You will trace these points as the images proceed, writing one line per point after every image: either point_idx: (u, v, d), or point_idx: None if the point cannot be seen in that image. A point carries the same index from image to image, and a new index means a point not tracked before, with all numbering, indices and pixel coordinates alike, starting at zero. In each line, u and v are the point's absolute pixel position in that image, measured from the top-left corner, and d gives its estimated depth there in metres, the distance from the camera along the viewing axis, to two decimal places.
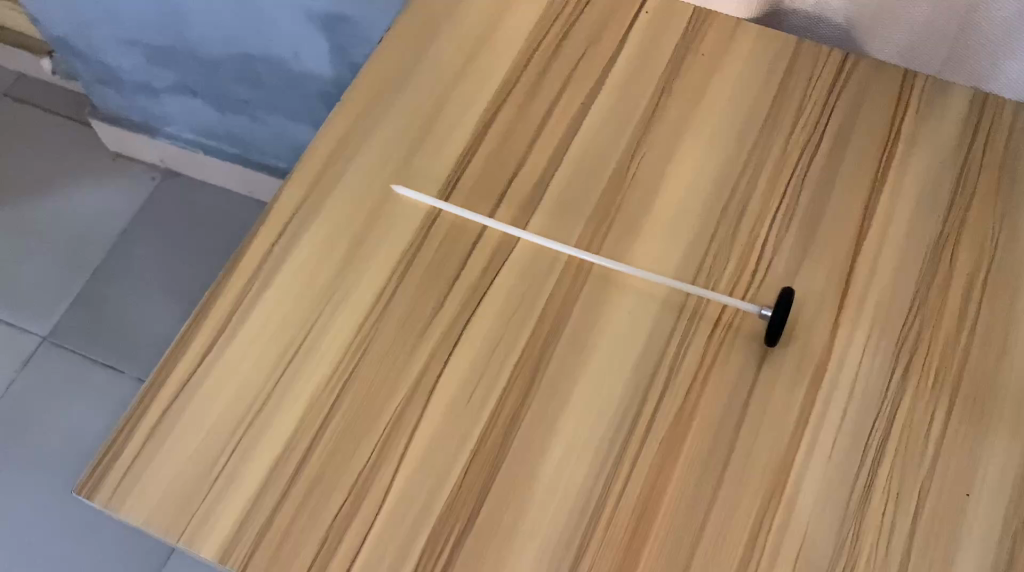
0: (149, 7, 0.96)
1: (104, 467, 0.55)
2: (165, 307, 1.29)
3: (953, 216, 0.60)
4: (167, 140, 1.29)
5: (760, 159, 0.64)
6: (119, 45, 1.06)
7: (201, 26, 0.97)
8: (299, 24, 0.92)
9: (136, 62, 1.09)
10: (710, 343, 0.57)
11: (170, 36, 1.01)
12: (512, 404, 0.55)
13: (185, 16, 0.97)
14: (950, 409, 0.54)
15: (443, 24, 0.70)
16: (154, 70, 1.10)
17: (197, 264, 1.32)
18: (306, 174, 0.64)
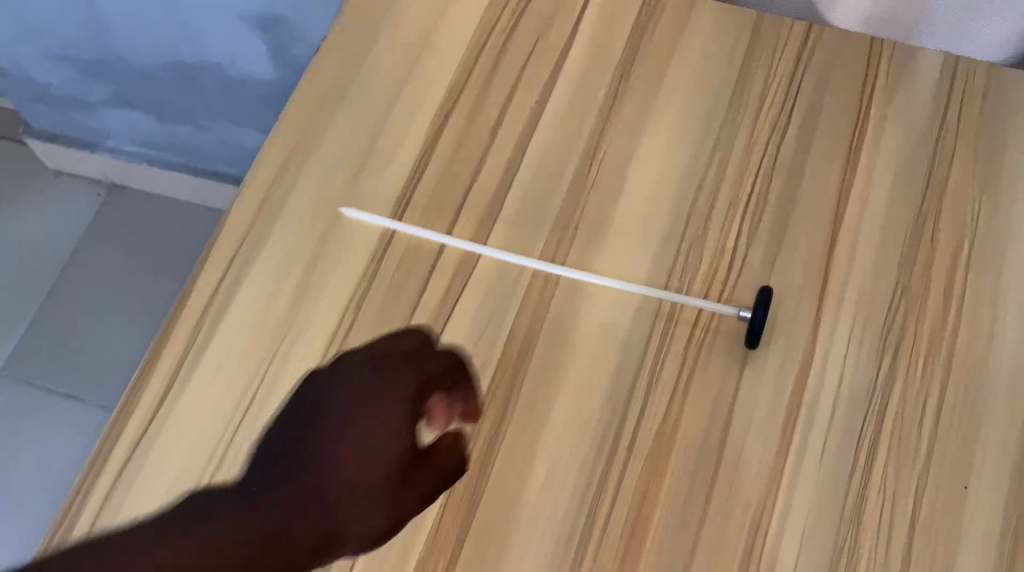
0: (71, 17, 0.99)
1: (54, 540, 0.52)
2: (130, 331, 1.27)
3: (933, 190, 0.58)
4: (108, 154, 1.29)
5: (726, 148, 0.61)
6: (49, 61, 1.08)
7: (132, 35, 1.00)
8: (232, 25, 0.95)
9: (69, 77, 1.11)
10: (690, 348, 0.55)
11: (101, 47, 1.03)
12: (487, 435, 0.53)
13: (114, 25, 0.99)
14: (941, 398, 0.51)
15: (383, 40, 0.68)
16: (86, 84, 1.12)
17: (157, 283, 1.30)
18: (249, 207, 0.62)
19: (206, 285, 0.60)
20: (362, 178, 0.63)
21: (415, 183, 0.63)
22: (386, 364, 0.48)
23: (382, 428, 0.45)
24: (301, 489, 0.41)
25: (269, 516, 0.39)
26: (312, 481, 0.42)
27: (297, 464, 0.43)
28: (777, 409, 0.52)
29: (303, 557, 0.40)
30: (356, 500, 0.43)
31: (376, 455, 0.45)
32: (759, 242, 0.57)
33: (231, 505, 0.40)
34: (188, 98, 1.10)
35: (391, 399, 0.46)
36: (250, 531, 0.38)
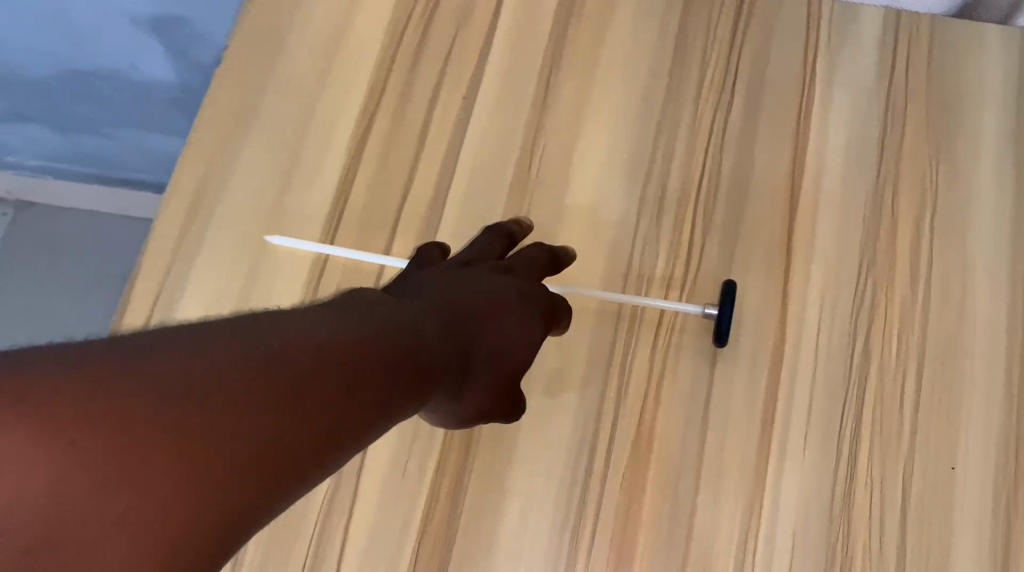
0: None
1: None
2: (74, 310, 1.01)
3: (888, 156, 0.55)
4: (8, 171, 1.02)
5: (670, 129, 0.58)
6: None
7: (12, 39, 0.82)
8: (123, 26, 0.81)
9: None
10: (657, 350, 0.52)
11: None
12: (454, 469, 0.50)
13: None
14: (920, 376, 0.49)
15: (291, 42, 0.63)
16: None
17: (56, 298, 1.01)
18: (166, 245, 0.57)
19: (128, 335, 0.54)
20: (286, 199, 0.58)
21: (345, 199, 0.58)
22: (509, 276, 0.46)
23: (534, 301, 0.45)
24: (439, 348, 0.34)
25: (428, 343, 0.33)
26: (445, 327, 0.36)
27: (443, 300, 0.38)
28: (753, 404, 0.49)
29: (385, 383, 0.29)
30: (480, 347, 0.39)
31: (532, 333, 0.43)
32: (716, 228, 0.54)
33: (375, 316, 0.32)
34: (82, 123, 0.94)
35: (529, 296, 0.44)
36: (387, 348, 0.30)
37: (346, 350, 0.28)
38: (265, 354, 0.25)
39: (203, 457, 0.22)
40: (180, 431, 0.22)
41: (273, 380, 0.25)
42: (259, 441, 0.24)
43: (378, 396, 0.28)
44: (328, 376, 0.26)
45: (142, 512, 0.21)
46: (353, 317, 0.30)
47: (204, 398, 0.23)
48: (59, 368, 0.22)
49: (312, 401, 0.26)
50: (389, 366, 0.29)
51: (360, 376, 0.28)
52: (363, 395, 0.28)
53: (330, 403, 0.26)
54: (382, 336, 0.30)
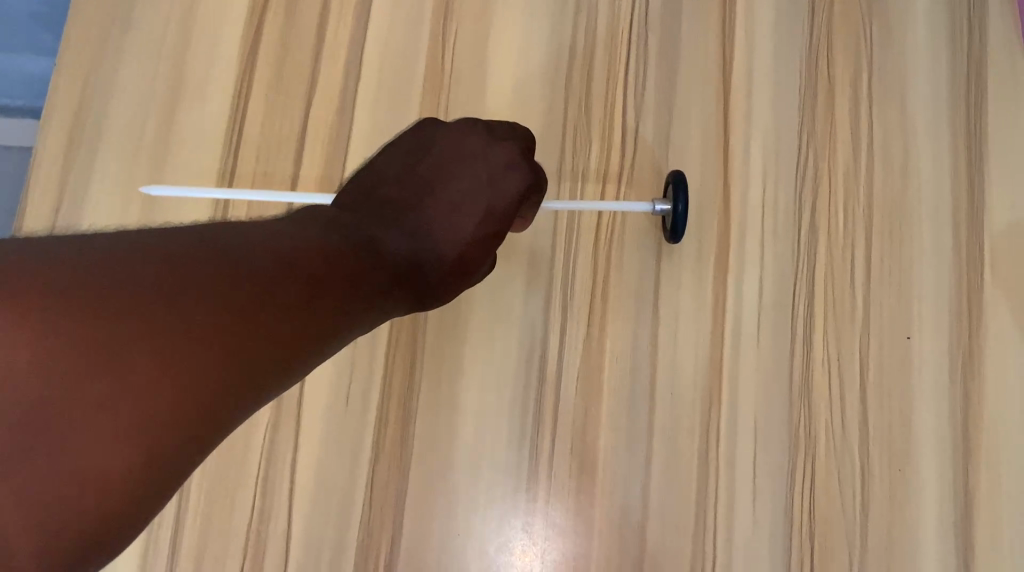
0: None
1: None
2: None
3: (820, 14, 0.52)
4: None
5: (590, 7, 0.53)
6: None
7: None
8: None
9: None
10: (600, 247, 0.49)
11: None
12: (399, 394, 0.47)
13: None
14: (869, 245, 0.47)
15: None
16: None
17: None
18: (46, 186, 0.51)
19: None
20: (174, 126, 0.52)
21: (240, 117, 0.52)
22: (493, 135, 0.41)
23: (506, 183, 0.39)
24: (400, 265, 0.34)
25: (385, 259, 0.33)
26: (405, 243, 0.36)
27: (398, 210, 0.37)
28: (703, 295, 0.47)
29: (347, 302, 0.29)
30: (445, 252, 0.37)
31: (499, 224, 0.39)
32: (649, 110, 0.51)
33: (334, 233, 0.31)
34: None
35: (502, 178, 0.40)
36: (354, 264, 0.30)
37: (310, 262, 0.28)
38: (234, 263, 0.25)
39: (179, 352, 0.22)
40: (163, 324, 0.22)
41: (244, 289, 0.25)
42: (234, 343, 0.24)
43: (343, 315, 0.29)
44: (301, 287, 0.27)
45: (118, 401, 0.21)
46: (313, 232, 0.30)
47: (178, 303, 0.23)
48: (32, 258, 0.22)
49: (280, 313, 0.25)
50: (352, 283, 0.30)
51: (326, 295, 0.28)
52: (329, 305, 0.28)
53: (298, 308, 0.26)
54: (345, 253, 0.30)
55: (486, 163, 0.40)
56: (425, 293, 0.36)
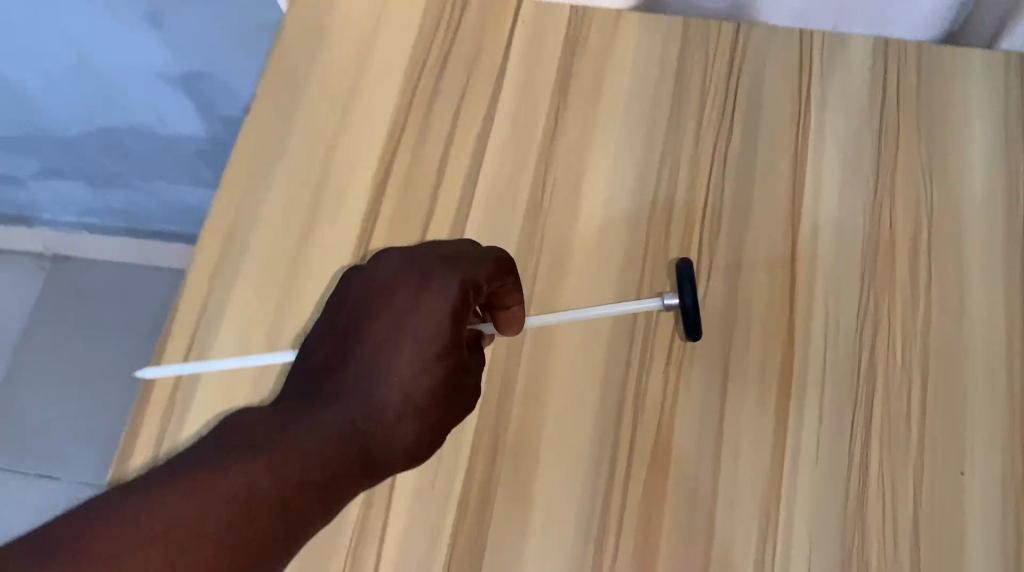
0: (60, 58, 0.96)
1: None
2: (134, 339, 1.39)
3: (883, 178, 0.58)
4: (118, 179, 1.22)
5: (674, 157, 0.61)
6: (35, 83, 1.02)
7: (122, 82, 1.00)
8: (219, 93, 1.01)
9: (49, 96, 1.04)
10: (671, 363, 0.54)
11: (89, 88, 1.02)
12: (479, 482, 0.52)
13: (99, 71, 0.98)
14: (925, 381, 0.51)
15: (310, 81, 0.67)
16: (70, 104, 1.05)
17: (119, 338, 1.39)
18: (202, 276, 0.61)
19: (165, 374, 0.58)
20: (312, 236, 0.62)
21: (368, 235, 0.62)
22: (406, 256, 0.48)
23: (426, 304, 0.46)
24: (349, 430, 0.42)
25: (318, 439, 0.41)
26: (347, 413, 0.43)
27: (347, 372, 0.45)
28: (765, 413, 0.51)
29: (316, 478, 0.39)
30: (388, 406, 0.44)
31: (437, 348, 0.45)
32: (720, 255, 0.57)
33: (296, 417, 0.42)
34: (117, 160, 1.17)
35: (424, 291, 0.46)
36: (307, 447, 0.40)
37: (280, 453, 0.39)
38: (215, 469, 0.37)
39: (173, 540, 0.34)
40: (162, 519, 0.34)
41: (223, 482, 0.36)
42: (208, 528, 0.35)
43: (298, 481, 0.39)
44: (264, 476, 0.37)
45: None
46: (285, 423, 0.41)
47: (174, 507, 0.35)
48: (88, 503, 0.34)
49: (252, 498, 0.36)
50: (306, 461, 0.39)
51: (285, 474, 0.38)
52: (291, 493, 0.38)
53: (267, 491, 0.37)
54: (309, 434, 0.41)
55: (403, 288, 0.47)
56: (386, 436, 0.44)
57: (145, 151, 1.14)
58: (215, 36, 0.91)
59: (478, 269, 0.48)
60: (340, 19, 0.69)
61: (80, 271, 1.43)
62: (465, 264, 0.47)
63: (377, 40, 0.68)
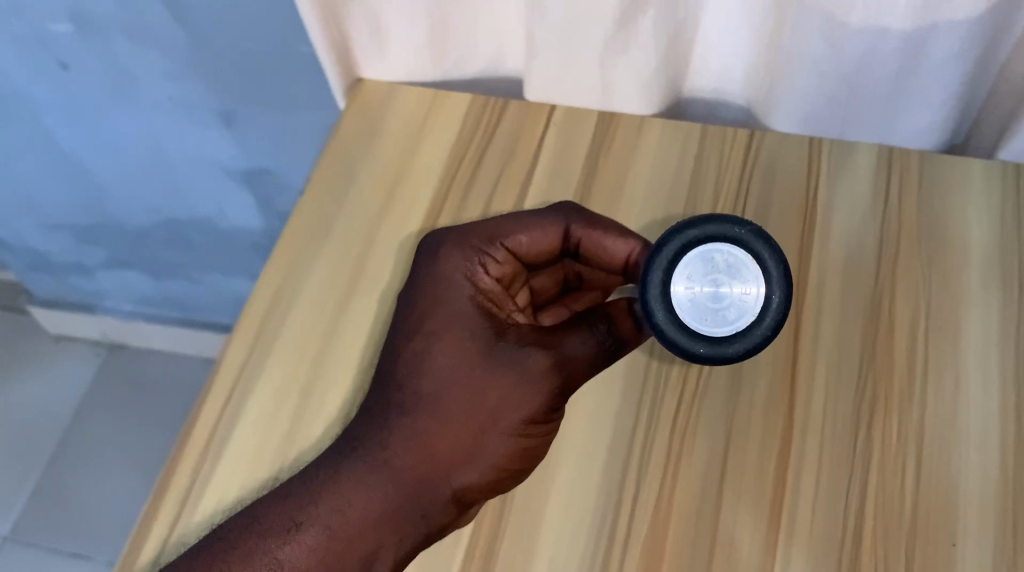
0: (137, 149, 1.06)
1: None
2: (171, 418, 1.50)
3: (885, 269, 0.62)
4: (175, 268, 1.31)
5: None
6: (110, 175, 1.12)
7: (190, 173, 1.09)
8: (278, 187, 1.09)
9: (122, 186, 1.14)
10: (675, 432, 0.57)
11: (159, 178, 1.11)
12: (487, 534, 0.55)
13: (171, 163, 1.08)
14: (919, 462, 0.54)
15: (360, 166, 0.74)
16: (141, 195, 1.15)
17: (157, 416, 1.50)
18: (246, 335, 0.67)
19: (206, 424, 0.64)
20: (351, 302, 0.68)
21: None
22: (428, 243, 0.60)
23: (424, 272, 0.58)
24: (355, 455, 0.54)
25: (356, 460, 0.54)
26: (358, 443, 0.55)
27: (378, 390, 0.56)
28: (764, 482, 0.55)
29: (351, 496, 0.53)
30: (411, 411, 0.55)
31: (436, 316, 0.56)
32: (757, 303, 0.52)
33: (339, 450, 0.55)
34: (181, 252, 1.26)
35: (433, 268, 0.57)
36: (311, 489, 0.53)
37: (328, 473, 0.54)
38: (293, 483, 0.54)
39: (263, 530, 0.52)
40: (260, 516, 0.53)
41: (298, 489, 0.54)
42: (286, 519, 0.52)
43: (305, 518, 0.52)
44: (265, 533, 0.52)
45: (245, 551, 0.52)
46: (331, 459, 0.55)
47: (267, 509, 0.53)
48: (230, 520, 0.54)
49: (316, 497, 0.53)
50: (295, 516, 0.52)
51: (270, 529, 0.52)
52: (341, 497, 0.53)
53: (324, 491, 0.53)
54: (345, 462, 0.54)
55: (415, 282, 0.58)
56: (417, 437, 0.54)
57: (205, 242, 1.23)
58: (277, 134, 0.99)
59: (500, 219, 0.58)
60: (391, 115, 0.77)
61: (139, 365, 1.55)
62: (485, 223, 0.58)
63: (422, 133, 0.75)
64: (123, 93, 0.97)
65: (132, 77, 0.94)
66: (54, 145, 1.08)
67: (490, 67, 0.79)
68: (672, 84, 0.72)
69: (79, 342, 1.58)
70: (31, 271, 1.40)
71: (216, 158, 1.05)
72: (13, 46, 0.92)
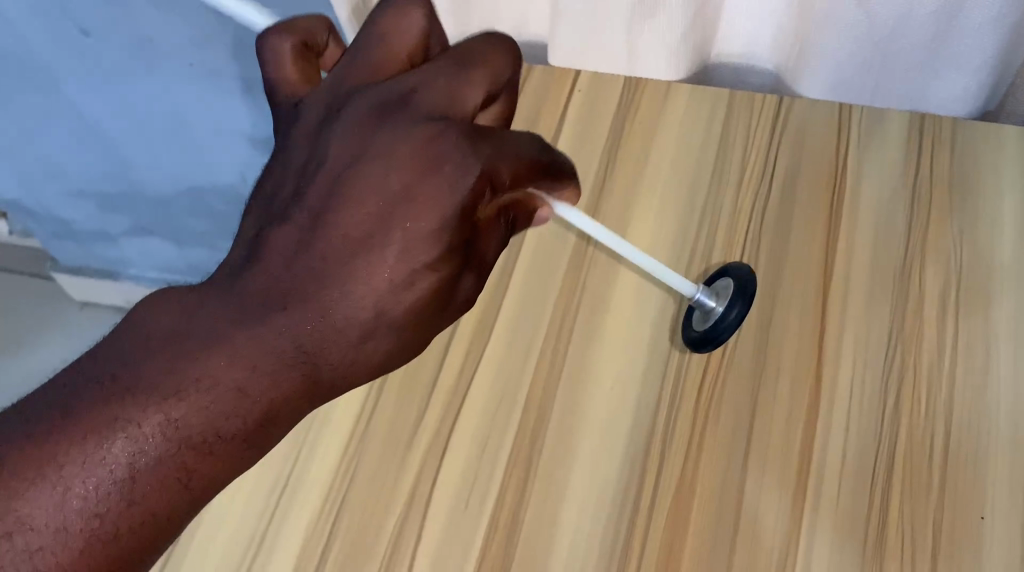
0: (157, 116, 1.06)
1: None
2: None
3: (914, 239, 0.61)
4: (197, 234, 1.31)
5: (715, 214, 0.65)
6: (131, 143, 1.12)
7: (210, 139, 1.09)
8: None
9: (142, 153, 1.14)
10: (700, 403, 0.57)
11: (179, 145, 1.11)
12: (511, 503, 0.56)
13: (190, 129, 1.08)
14: (947, 434, 0.53)
15: None
16: (161, 162, 1.15)
17: None
18: None
19: None
20: None
21: None
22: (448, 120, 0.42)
23: (406, 150, 0.41)
24: (276, 356, 0.39)
25: (276, 369, 0.39)
26: (230, 329, 0.39)
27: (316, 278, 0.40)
28: (790, 453, 0.54)
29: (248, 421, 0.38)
30: (360, 320, 0.41)
31: (435, 222, 0.41)
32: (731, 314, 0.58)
33: (244, 346, 0.39)
34: (204, 220, 1.27)
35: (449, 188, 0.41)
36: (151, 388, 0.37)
37: (231, 385, 0.38)
38: (172, 380, 0.38)
39: (125, 446, 0.37)
40: (124, 421, 0.37)
41: (188, 391, 0.38)
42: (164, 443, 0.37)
43: (193, 440, 0.38)
44: (65, 448, 0.36)
45: (92, 470, 0.36)
46: (233, 357, 0.38)
47: (134, 410, 0.37)
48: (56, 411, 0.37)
49: (207, 411, 0.38)
50: (106, 435, 0.37)
51: (152, 442, 0.37)
52: (242, 419, 0.38)
53: (223, 409, 0.38)
54: (258, 370, 0.39)
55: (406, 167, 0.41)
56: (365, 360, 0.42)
57: (227, 210, 1.23)
58: None
59: (494, 66, 0.44)
60: None
61: None
62: (457, 67, 0.43)
63: None
64: (144, 61, 0.96)
65: (152, 45, 0.93)
66: (76, 114, 1.09)
67: (513, 32, 0.78)
68: (699, 49, 0.70)
69: (105, 310, 1.59)
70: (57, 239, 1.41)
71: (237, 125, 1.05)
72: (36, 14, 0.92)
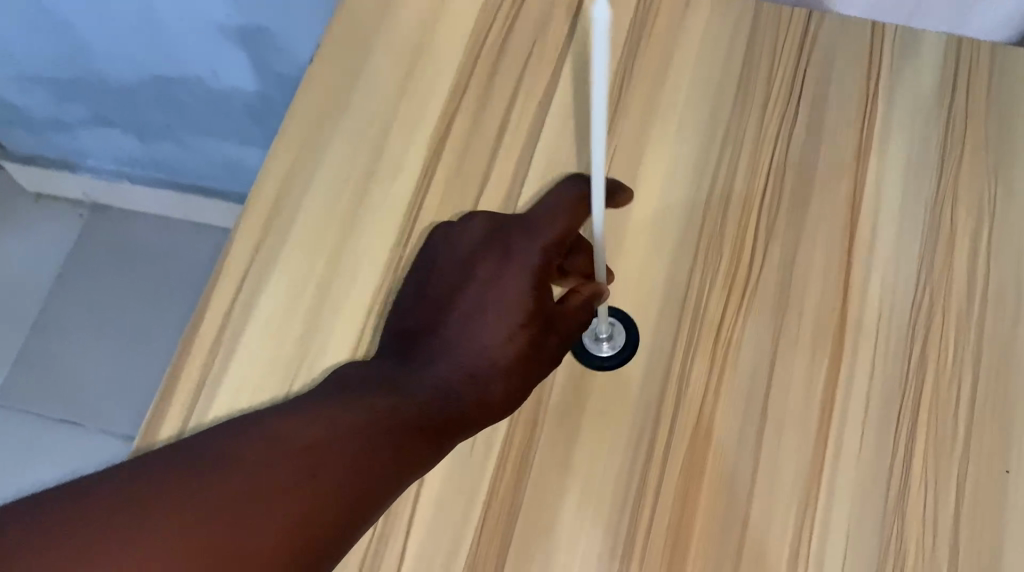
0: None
1: None
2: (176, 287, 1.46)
3: (948, 175, 0.58)
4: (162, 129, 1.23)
5: (737, 139, 0.61)
6: (90, 27, 1.02)
7: (179, 28, 1.00)
8: (273, 49, 1.01)
9: (102, 39, 1.04)
10: (718, 347, 0.54)
11: (144, 33, 1.02)
12: (520, 446, 0.53)
13: (157, 16, 0.99)
14: (974, 385, 0.52)
15: (376, 36, 0.67)
16: (124, 50, 1.06)
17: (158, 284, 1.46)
18: (256, 220, 0.62)
19: (211, 324, 0.59)
20: (370, 191, 0.62)
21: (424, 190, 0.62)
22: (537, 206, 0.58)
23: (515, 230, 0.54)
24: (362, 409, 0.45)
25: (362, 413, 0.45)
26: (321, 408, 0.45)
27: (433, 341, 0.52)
28: (811, 400, 0.52)
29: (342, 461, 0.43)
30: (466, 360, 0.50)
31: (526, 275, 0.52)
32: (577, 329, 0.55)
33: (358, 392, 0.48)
34: (170, 113, 1.19)
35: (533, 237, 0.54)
36: (263, 445, 0.42)
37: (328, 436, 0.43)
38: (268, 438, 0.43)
39: (232, 487, 0.40)
40: (228, 469, 0.40)
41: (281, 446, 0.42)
42: (270, 487, 0.40)
43: (294, 483, 0.41)
44: (157, 493, 0.38)
45: (196, 509, 0.38)
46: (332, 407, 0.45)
47: (235, 464, 0.41)
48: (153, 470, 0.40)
49: (306, 454, 0.42)
50: (215, 474, 0.40)
51: (256, 479, 0.40)
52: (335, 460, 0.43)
53: (319, 454, 0.43)
54: (357, 413, 0.45)
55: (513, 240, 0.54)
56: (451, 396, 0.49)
57: (195, 105, 1.16)
58: None
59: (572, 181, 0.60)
60: None
61: (128, 230, 1.49)
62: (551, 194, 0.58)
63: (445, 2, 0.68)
64: None
65: None
66: None
67: None
68: None
69: (62, 205, 1.51)
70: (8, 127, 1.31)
71: (209, 15, 0.96)
72: None
